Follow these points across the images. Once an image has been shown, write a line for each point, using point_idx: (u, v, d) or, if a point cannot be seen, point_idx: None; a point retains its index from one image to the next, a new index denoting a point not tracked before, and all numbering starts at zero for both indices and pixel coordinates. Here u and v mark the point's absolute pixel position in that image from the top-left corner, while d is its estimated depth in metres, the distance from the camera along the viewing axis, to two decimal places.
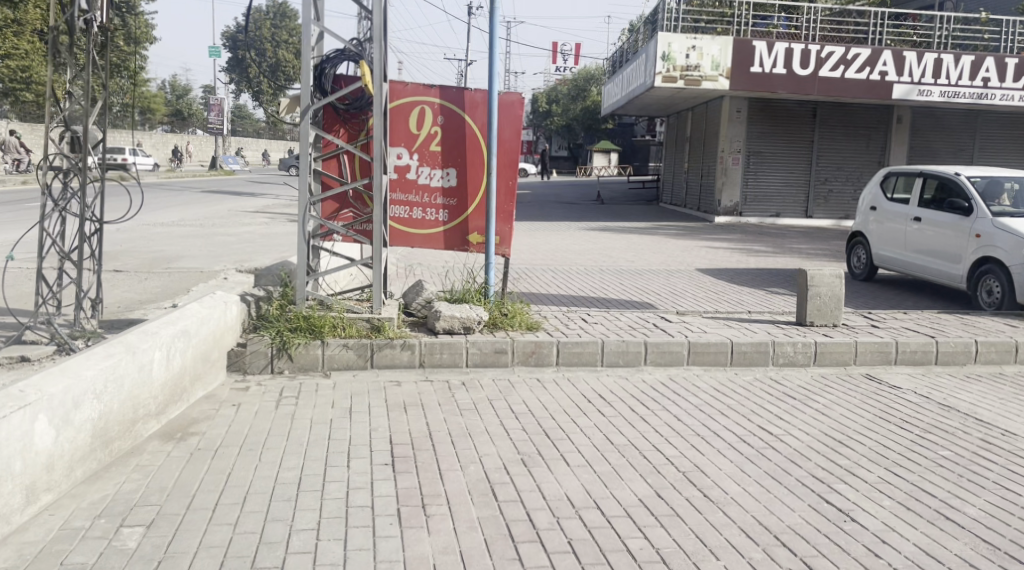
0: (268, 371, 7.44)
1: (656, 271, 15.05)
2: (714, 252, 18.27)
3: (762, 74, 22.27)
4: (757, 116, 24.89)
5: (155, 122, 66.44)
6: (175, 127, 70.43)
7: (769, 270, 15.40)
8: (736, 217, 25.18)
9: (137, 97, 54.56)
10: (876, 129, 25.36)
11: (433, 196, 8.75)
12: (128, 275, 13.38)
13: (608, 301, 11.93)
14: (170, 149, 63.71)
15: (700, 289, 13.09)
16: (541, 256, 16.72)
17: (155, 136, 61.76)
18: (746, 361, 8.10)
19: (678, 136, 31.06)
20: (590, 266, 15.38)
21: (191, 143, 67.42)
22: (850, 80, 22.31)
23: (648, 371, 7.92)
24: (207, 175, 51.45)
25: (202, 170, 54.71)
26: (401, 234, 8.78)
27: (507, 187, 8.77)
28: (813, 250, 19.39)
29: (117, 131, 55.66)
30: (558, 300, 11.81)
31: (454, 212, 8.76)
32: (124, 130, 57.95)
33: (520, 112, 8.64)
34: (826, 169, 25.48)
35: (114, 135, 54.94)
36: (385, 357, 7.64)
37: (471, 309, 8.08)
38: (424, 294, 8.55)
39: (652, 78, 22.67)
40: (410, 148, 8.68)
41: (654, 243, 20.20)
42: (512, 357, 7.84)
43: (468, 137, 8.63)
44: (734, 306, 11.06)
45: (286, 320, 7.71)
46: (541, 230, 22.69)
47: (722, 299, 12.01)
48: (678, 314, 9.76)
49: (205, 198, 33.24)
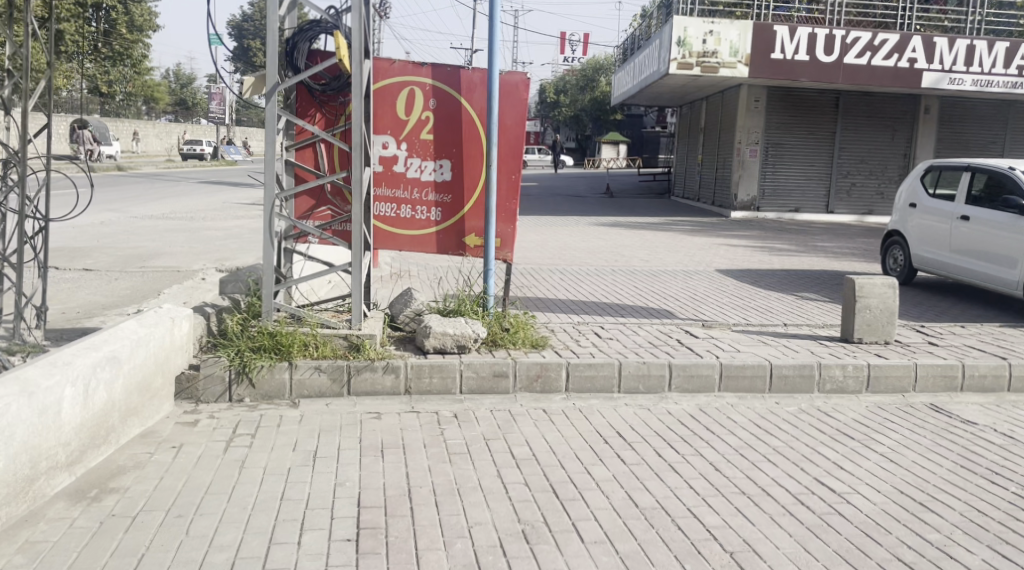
0: (226, 400, 6.31)
1: (672, 273, 13.91)
2: (734, 251, 17.11)
3: (784, 60, 21.06)
4: (776, 106, 23.70)
5: (158, 111, 65.41)
6: (178, 116, 69.50)
7: (796, 272, 14.23)
8: (753, 212, 24.07)
9: (138, 88, 53.58)
10: (902, 120, 24.12)
11: (424, 192, 7.58)
12: (99, 274, 12.29)
13: (622, 308, 10.77)
14: (172, 139, 62.68)
15: (723, 295, 11.96)
16: (548, 255, 15.57)
17: (158, 126, 60.61)
18: (787, 387, 6.94)
19: (691, 127, 29.81)
20: (601, 266, 14.26)
21: (192, 134, 66.36)
22: (878, 67, 21.10)
23: (674, 400, 6.75)
24: (209, 165, 50.34)
25: (203, 161, 53.60)
26: (388, 236, 7.63)
27: (509, 182, 7.62)
28: (839, 249, 18.21)
29: (118, 120, 54.54)
30: (564, 307, 10.61)
31: (448, 211, 7.60)
32: (123, 120, 56.87)
33: (524, 95, 7.48)
34: (848, 162, 24.26)
35: (113, 125, 53.87)
36: (363, 383, 6.50)
37: (467, 324, 6.94)
38: (413, 304, 7.45)
39: (666, 65, 21.54)
40: (397, 136, 7.50)
41: (669, 240, 19.05)
42: (514, 382, 6.70)
43: (464, 123, 7.47)
44: (764, 317, 9.92)
45: (249, 337, 6.57)
46: (548, 225, 21.56)
47: (749, 308, 10.88)
48: (703, 326, 8.60)
49: (201, 189, 32.16)
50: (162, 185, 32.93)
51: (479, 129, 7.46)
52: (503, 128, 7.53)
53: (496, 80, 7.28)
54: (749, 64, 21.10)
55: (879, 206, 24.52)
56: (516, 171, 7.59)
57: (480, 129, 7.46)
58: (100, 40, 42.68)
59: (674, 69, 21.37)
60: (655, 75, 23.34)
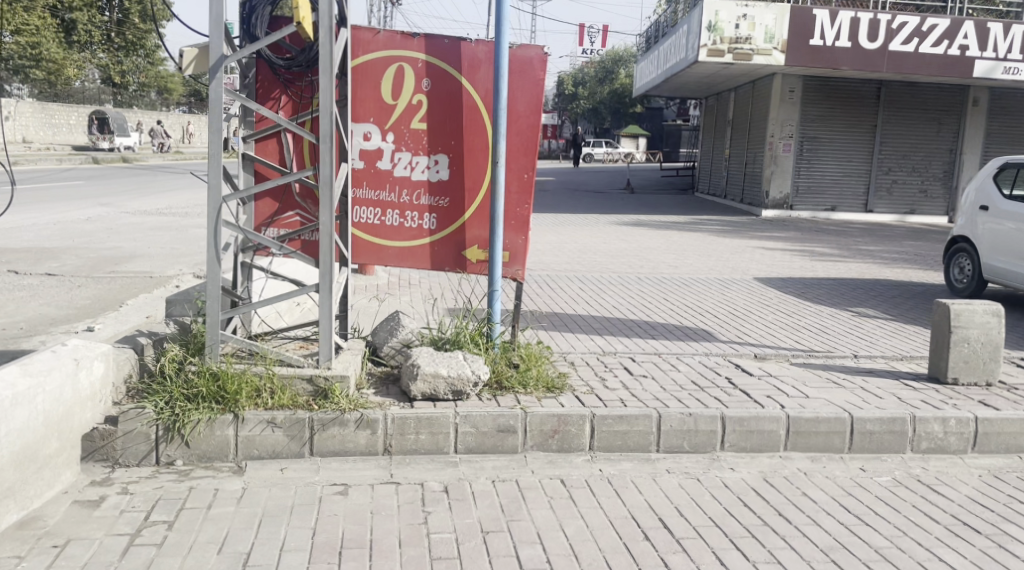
0: (151, 463, 4.88)
1: (706, 281, 12.46)
2: (771, 255, 15.67)
3: (823, 47, 19.60)
4: (811, 97, 22.21)
5: (169, 101, 64.05)
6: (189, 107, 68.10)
7: (844, 282, 12.77)
8: (786, 211, 22.61)
9: (155, 79, 52.25)
10: (948, 112, 22.56)
11: (417, 195, 6.12)
12: (61, 278, 10.94)
13: (652, 326, 9.34)
14: (182, 130, 61.27)
15: (768, 309, 10.54)
16: (568, 259, 14.15)
17: (171, 117, 59.31)
18: (872, 446, 5.51)
19: (717, 120, 28.25)
20: (626, 273, 12.85)
21: (202, 125, 64.89)
22: (925, 55, 19.73)
23: (729, 462, 5.31)
24: None
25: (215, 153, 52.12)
26: (370, 247, 6.17)
27: (521, 182, 6.15)
28: (884, 253, 16.75)
29: (130, 110, 53.18)
30: (578, 327, 9.12)
31: (445, 217, 6.14)
32: (134, 110, 55.46)
33: (540, 75, 6.01)
34: (889, 157, 22.73)
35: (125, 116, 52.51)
36: (331, 441, 5.05)
37: (467, 361, 5.49)
38: (400, 334, 6.03)
39: (695, 51, 20.09)
40: (381, 125, 6.03)
41: (700, 241, 17.61)
42: (524, 439, 5.24)
43: (466, 108, 6.01)
44: (820, 345, 8.49)
45: (184, 380, 5.09)
46: (567, 224, 20.10)
47: (799, 329, 9.45)
48: (754, 356, 7.16)
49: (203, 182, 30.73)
50: (166, 179, 31.54)
51: (484, 115, 6.01)
52: (513, 116, 6.09)
53: (504, 55, 5.82)
54: (786, 51, 19.64)
55: (921, 205, 23.01)
56: (529, 168, 6.13)
57: (484, 115, 6.01)
58: (112, 29, 41.23)
59: (704, 56, 19.91)
60: (682, 63, 21.86)
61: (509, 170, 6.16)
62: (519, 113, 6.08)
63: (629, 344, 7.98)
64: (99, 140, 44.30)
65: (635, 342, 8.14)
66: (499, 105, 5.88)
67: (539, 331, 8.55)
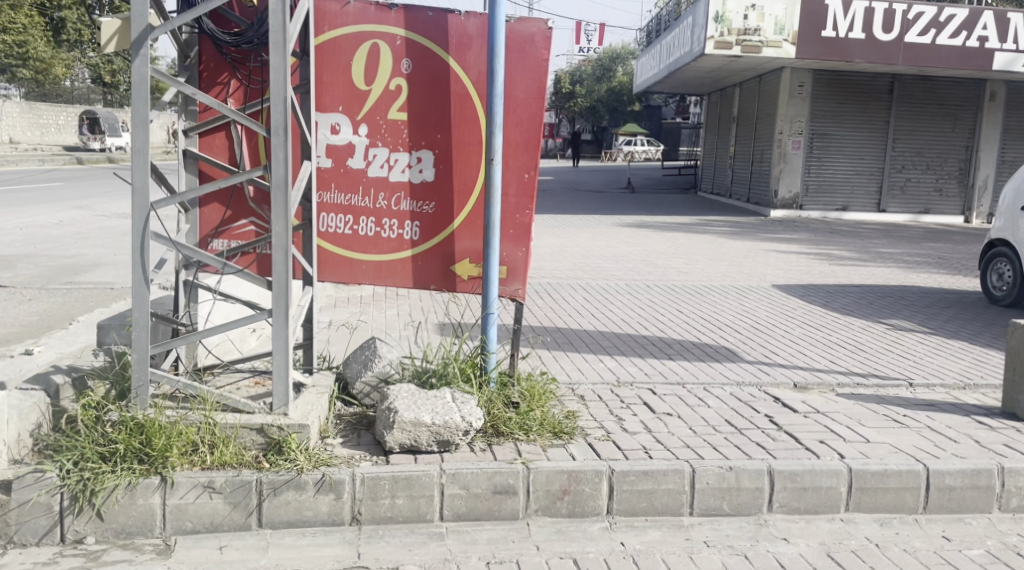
0: (56, 540, 3.88)
1: (721, 290, 11.49)
2: (786, 260, 14.72)
3: (836, 39, 18.61)
4: (822, 91, 21.24)
5: None
6: None
7: (869, 291, 11.83)
8: (795, 211, 21.65)
9: None
10: (964, 107, 21.59)
11: (396, 200, 5.09)
12: (12, 290, 9.93)
13: (668, 344, 8.35)
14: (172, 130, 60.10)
15: (794, 322, 9.57)
16: (570, 266, 13.17)
17: None
18: (952, 505, 4.54)
19: (721, 117, 27.25)
20: (633, 281, 11.86)
21: None
22: (943, 47, 18.78)
23: (780, 528, 4.33)
24: None
25: None
26: (340, 262, 5.14)
27: (521, 184, 5.15)
28: (904, 257, 15.82)
29: (119, 111, 52.08)
30: (586, 349, 8.09)
31: (430, 225, 5.11)
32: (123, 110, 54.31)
33: (543, 54, 5.00)
34: (903, 154, 21.76)
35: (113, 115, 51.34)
36: (286, 508, 4.03)
37: (458, 405, 4.47)
38: (375, 367, 4.98)
39: (701, 44, 19.03)
40: (352, 116, 5.01)
41: (708, 244, 16.64)
42: (527, 501, 4.23)
43: (454, 94, 4.99)
44: (860, 370, 7.50)
45: (102, 432, 4.07)
46: (568, 226, 19.10)
47: (832, 348, 8.47)
48: (795, 386, 6.15)
49: None
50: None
51: (474, 102, 5.00)
52: (510, 104, 5.08)
53: (499, 30, 4.81)
54: (797, 42, 18.65)
55: (936, 204, 22.03)
56: (530, 166, 5.13)
57: (476, 102, 5.00)
58: None
59: (711, 49, 18.85)
60: (686, 57, 20.84)
61: (507, 169, 5.15)
62: (518, 100, 5.07)
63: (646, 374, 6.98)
64: (90, 140, 43.21)
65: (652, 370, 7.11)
66: (494, 90, 4.87)
67: (542, 355, 7.56)
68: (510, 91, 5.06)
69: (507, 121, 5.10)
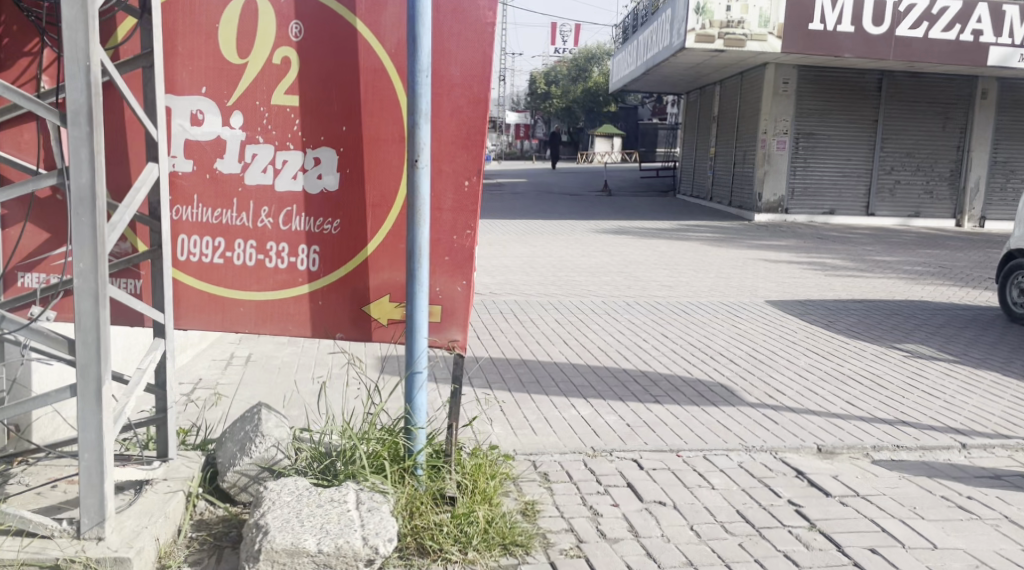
0: None
1: (710, 310, 10.20)
2: (778, 272, 13.48)
3: (824, 32, 17.39)
4: (807, 89, 20.01)
5: None
6: None
7: (872, 308, 10.57)
8: (781, 215, 20.43)
9: None
10: (955, 106, 20.41)
11: (286, 216, 3.69)
12: None
13: (655, 381, 7.04)
14: None
15: (797, 351, 8.29)
16: (542, 280, 11.81)
17: None
18: None
19: (701, 116, 26.03)
20: (611, 299, 10.55)
21: None
22: (936, 41, 17.58)
23: None
24: None
25: None
26: (208, 305, 3.72)
27: (458, 194, 3.79)
28: (903, 266, 14.64)
29: None
30: (554, 391, 6.69)
31: (332, 251, 3.72)
32: None
33: (487, 17, 3.64)
34: (892, 155, 20.58)
35: None
36: None
37: (362, 516, 3.13)
38: (255, 450, 3.60)
39: (682, 37, 17.72)
40: (221, 101, 3.60)
41: (692, 253, 15.35)
42: None
43: (362, 70, 3.61)
44: (886, 421, 6.23)
45: None
46: (541, 232, 17.78)
47: (846, 384, 7.17)
48: (820, 450, 4.83)
49: None
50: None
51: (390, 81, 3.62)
52: (441, 84, 3.71)
53: None
54: (783, 36, 17.48)
55: (926, 207, 20.88)
56: (472, 169, 3.78)
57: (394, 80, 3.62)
58: None
59: (692, 42, 17.53)
60: (665, 52, 19.56)
61: (438, 174, 3.78)
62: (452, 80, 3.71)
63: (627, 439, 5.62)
64: None
65: (634, 432, 5.76)
66: (418, 64, 3.51)
67: (503, 404, 6.21)
68: (440, 68, 3.70)
69: (437, 109, 3.73)
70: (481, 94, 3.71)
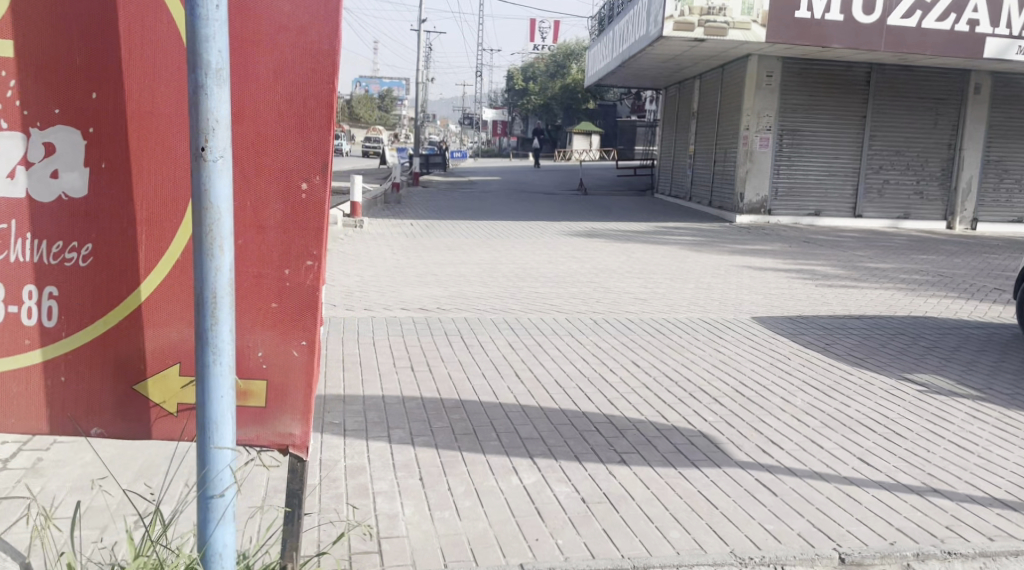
0: None
1: (688, 330, 8.80)
2: (767, 282, 12.07)
3: (811, 21, 16.08)
4: (792, 83, 18.70)
5: None
6: None
7: (873, 328, 9.21)
8: (763, 216, 19.14)
9: None
10: (946, 101, 19.15)
11: (12, 241, 3.05)
12: None
13: (623, 433, 5.65)
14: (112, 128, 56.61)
15: (793, 385, 6.93)
16: (500, 293, 10.39)
17: None
18: None
19: (680, 112, 24.72)
20: (576, 317, 9.15)
21: None
22: (929, 32, 16.28)
23: None
24: None
25: None
26: None
27: (283, 217, 2.99)
28: (902, 275, 13.29)
29: None
30: (492, 448, 5.29)
31: (77, 292, 3.10)
32: None
33: None
34: (880, 154, 19.33)
35: None
36: None
37: None
38: None
39: (658, 25, 16.37)
40: None
41: (669, 259, 13.94)
42: None
43: (127, 43, 3.01)
44: (914, 491, 4.90)
45: None
46: (508, 235, 16.36)
47: (857, 433, 5.85)
48: (843, 562, 4.03)
49: None
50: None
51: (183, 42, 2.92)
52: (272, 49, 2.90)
53: None
54: (768, 24, 16.11)
55: (916, 208, 19.63)
56: (310, 169, 2.98)
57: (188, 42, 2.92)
58: None
59: (670, 30, 16.16)
60: (642, 42, 18.22)
61: (255, 195, 2.98)
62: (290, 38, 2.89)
63: (580, 530, 4.21)
64: None
65: (591, 515, 4.38)
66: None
67: (421, 475, 4.80)
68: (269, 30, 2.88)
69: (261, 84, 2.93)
70: (317, 75, 2.93)
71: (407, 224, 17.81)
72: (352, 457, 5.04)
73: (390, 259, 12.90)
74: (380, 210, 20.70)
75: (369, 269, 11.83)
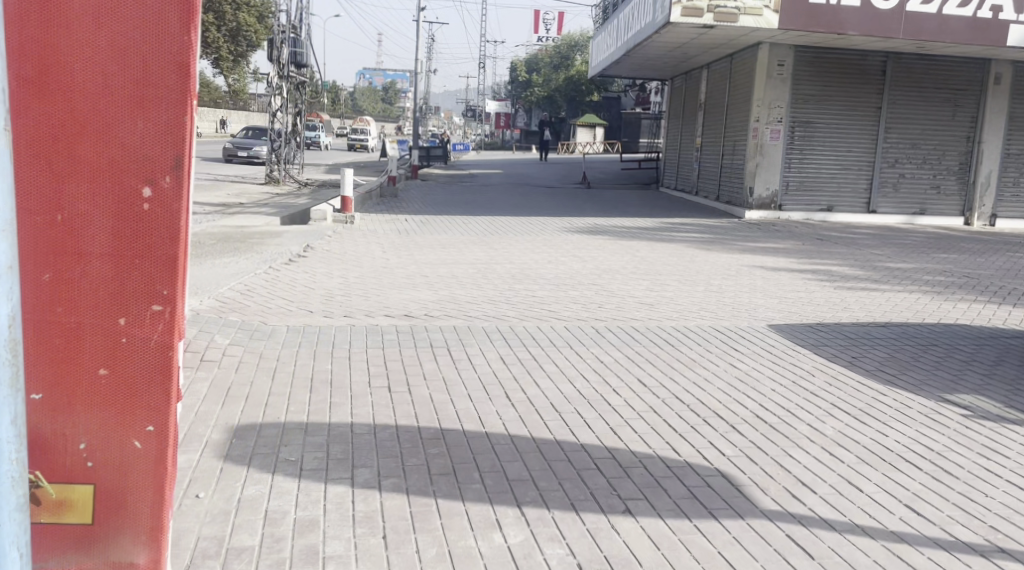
0: None
1: (699, 341, 7.98)
2: (782, 284, 11.24)
3: (826, 6, 15.20)
4: (805, 72, 17.82)
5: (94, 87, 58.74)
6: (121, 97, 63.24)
7: (901, 338, 8.39)
8: (774, 212, 18.26)
9: None
10: (966, 92, 18.25)
11: None
12: None
13: (629, 472, 4.84)
14: None
15: (821, 409, 6.09)
16: (495, 297, 9.58)
17: None
18: None
19: (687, 104, 23.86)
20: (574, 326, 8.33)
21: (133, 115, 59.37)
22: (950, 18, 15.37)
23: None
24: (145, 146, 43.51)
25: None
26: None
27: (121, 297, 3.07)
28: (925, 276, 12.45)
29: None
30: (473, 494, 4.48)
31: None
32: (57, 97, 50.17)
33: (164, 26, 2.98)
34: (896, 146, 18.44)
35: None
36: None
37: None
38: None
39: (665, 11, 15.38)
40: None
41: (676, 258, 13.12)
42: None
43: None
44: (979, 552, 4.09)
45: None
46: (507, 232, 15.52)
47: (900, 472, 5.03)
48: None
49: None
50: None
51: (26, 91, 2.96)
52: (142, 92, 3.00)
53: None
54: (781, 10, 15.24)
55: (933, 204, 18.78)
56: (155, 182, 3.03)
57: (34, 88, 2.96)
58: None
59: (678, 16, 15.16)
60: (648, 29, 17.31)
61: (93, 271, 3.05)
62: (162, 81, 3.01)
63: None
64: None
65: None
66: None
67: (385, 539, 3.98)
68: (141, 73, 2.99)
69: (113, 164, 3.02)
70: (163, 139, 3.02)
71: (401, 220, 16.97)
72: (305, 508, 4.26)
73: (378, 258, 12.08)
74: (374, 204, 19.87)
75: (354, 269, 11.01)
